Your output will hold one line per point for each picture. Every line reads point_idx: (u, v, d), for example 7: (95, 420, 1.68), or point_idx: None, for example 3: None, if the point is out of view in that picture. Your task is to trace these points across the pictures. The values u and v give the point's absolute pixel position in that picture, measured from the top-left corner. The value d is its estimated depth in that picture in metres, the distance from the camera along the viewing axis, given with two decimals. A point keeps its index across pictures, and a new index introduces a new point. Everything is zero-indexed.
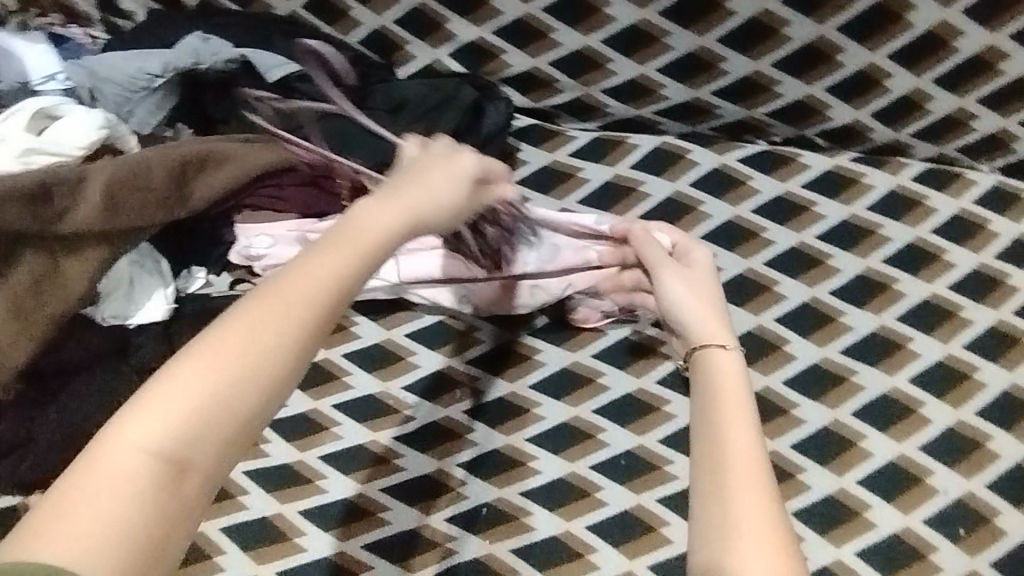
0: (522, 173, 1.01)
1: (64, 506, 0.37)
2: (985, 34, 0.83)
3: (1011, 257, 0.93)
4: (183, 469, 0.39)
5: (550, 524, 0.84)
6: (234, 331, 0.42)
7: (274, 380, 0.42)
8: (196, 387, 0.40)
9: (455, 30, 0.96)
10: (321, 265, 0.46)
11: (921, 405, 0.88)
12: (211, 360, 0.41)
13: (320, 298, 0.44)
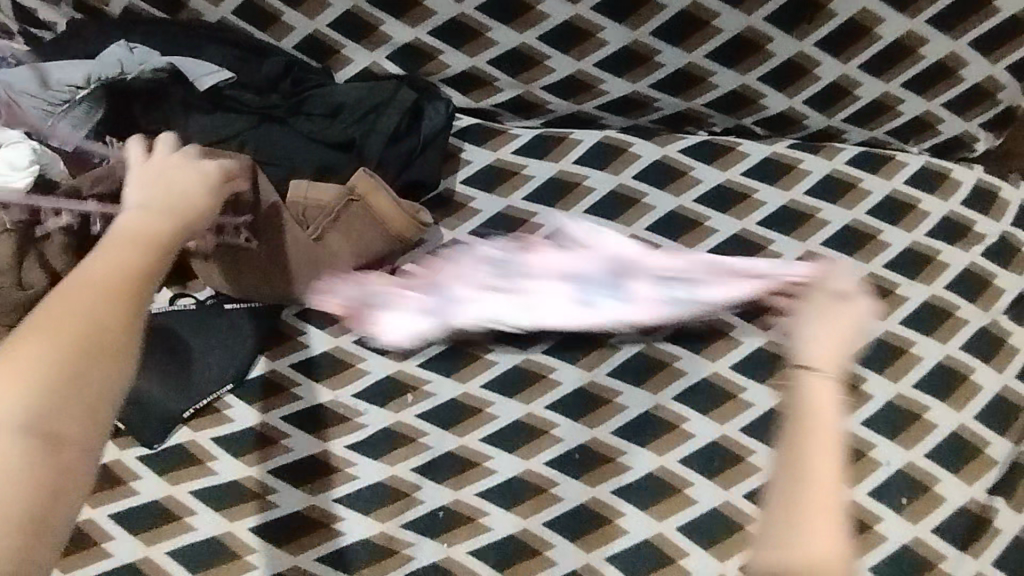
0: (465, 173, 1.01)
1: None
2: (929, 44, 0.87)
3: (940, 234, 0.96)
4: (52, 442, 0.41)
5: (506, 524, 0.85)
6: (45, 320, 0.43)
7: (109, 357, 0.43)
8: (37, 370, 0.41)
9: (391, 31, 0.94)
10: (121, 258, 0.48)
11: (863, 381, 0.90)
12: (36, 348, 0.42)
13: (128, 280, 0.47)
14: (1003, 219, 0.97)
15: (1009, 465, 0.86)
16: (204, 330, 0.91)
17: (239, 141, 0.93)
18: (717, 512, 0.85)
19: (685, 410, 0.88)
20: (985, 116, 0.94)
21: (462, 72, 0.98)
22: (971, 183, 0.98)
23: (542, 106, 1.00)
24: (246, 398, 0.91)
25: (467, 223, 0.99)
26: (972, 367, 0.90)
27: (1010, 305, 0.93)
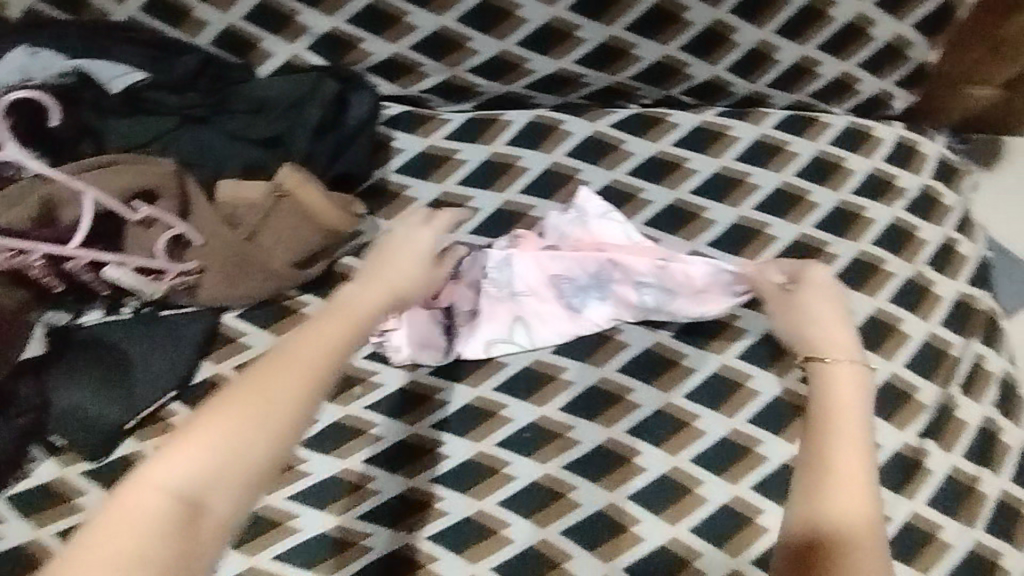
0: (399, 162, 1.01)
1: (96, 546, 0.43)
2: (838, 4, 0.88)
3: (863, 192, 0.99)
4: (197, 510, 0.46)
5: (461, 506, 0.85)
6: (252, 387, 0.51)
7: (281, 434, 0.50)
8: (221, 438, 0.48)
9: (307, 20, 0.93)
10: (319, 339, 0.56)
11: None
12: (223, 415, 0.49)
13: (323, 365, 0.53)
14: (921, 174, 1.01)
15: (937, 409, 0.89)
16: (141, 338, 0.89)
17: (162, 144, 0.92)
18: (666, 479, 0.85)
19: (629, 380, 0.89)
20: (899, 75, 0.97)
21: (386, 59, 0.96)
22: (892, 139, 1.02)
23: (470, 89, 1.00)
24: (194, 405, 0.90)
25: (403, 212, 0.98)
26: (899, 318, 0.92)
27: (932, 255, 0.96)
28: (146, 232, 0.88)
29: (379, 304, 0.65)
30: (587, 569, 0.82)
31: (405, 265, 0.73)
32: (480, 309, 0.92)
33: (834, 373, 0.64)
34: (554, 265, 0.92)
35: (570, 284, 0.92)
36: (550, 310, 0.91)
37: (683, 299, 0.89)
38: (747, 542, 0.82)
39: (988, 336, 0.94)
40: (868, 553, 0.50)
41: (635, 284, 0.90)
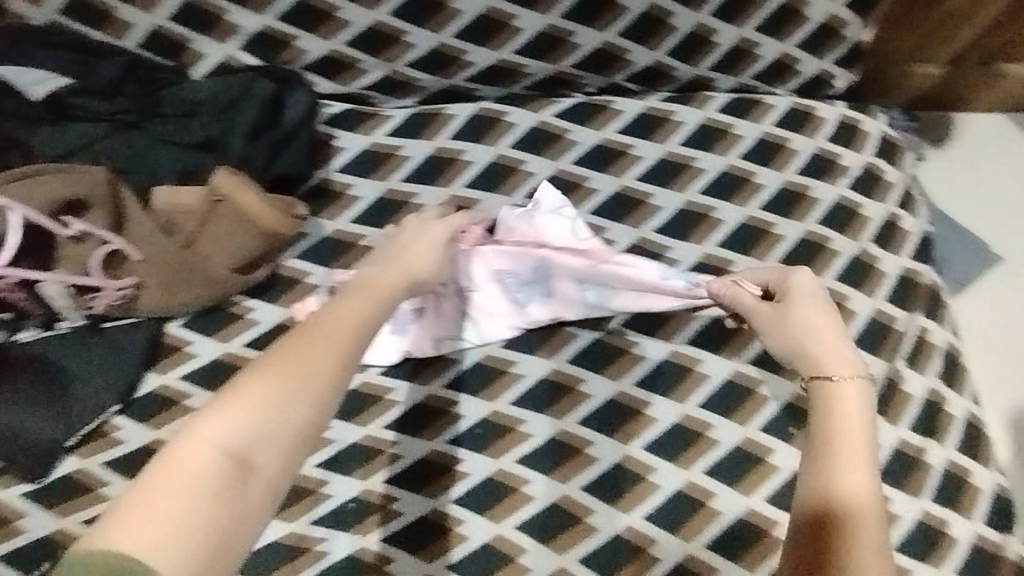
0: (341, 161, 0.99)
1: (147, 511, 0.44)
2: None
3: (808, 171, 0.99)
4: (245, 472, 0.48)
5: (416, 506, 0.82)
6: (291, 354, 0.52)
7: (321, 398, 0.51)
8: (264, 402, 0.50)
9: (237, 19, 0.91)
10: (349, 311, 0.58)
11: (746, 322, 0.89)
12: (263, 381, 0.51)
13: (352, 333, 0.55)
14: (863, 152, 1.01)
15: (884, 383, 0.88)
16: (82, 352, 0.87)
17: (92, 151, 0.90)
18: (619, 467, 0.83)
19: (579, 370, 0.87)
20: (834, 55, 0.99)
21: (322, 56, 0.94)
22: (835, 119, 1.02)
23: (411, 84, 0.99)
24: (137, 418, 0.87)
25: (348, 211, 0.97)
26: (845, 295, 0.93)
27: (875, 232, 0.97)
28: (77, 247, 0.86)
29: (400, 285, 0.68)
30: (543, 563, 0.79)
31: (414, 253, 0.76)
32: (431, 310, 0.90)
33: (835, 368, 0.66)
34: (500, 262, 0.91)
35: (515, 281, 0.91)
36: (494, 307, 0.90)
37: (626, 298, 0.88)
38: (703, 525, 0.81)
39: (930, 309, 0.95)
40: (871, 531, 0.56)
41: (578, 283, 0.89)
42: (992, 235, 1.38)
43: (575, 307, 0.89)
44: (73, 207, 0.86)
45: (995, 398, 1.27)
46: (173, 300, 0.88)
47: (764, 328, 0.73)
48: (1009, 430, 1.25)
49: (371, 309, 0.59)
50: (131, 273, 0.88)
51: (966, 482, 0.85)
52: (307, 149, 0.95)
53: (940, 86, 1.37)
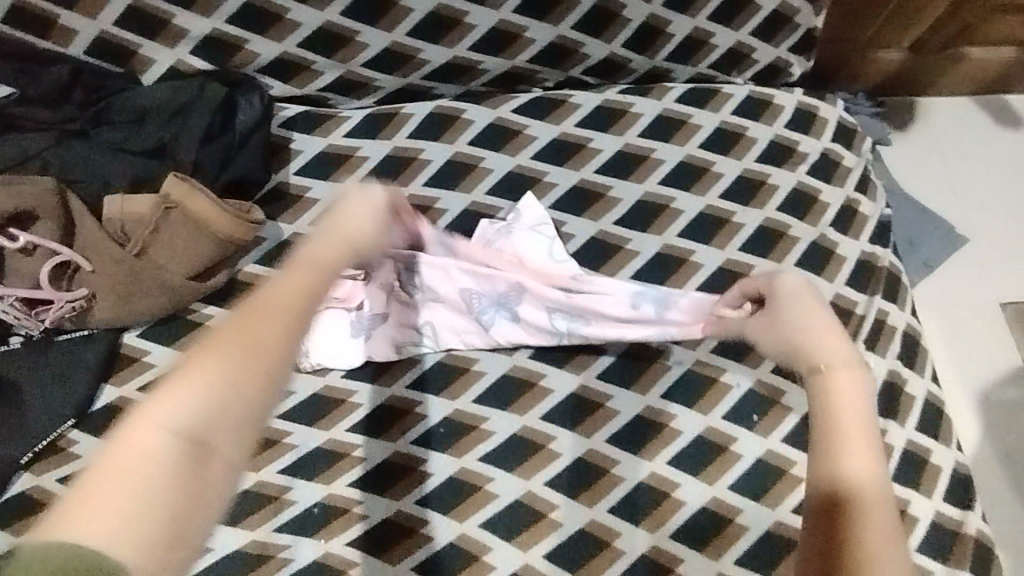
0: (299, 163, 0.98)
1: (92, 499, 0.37)
2: None
3: (766, 159, 1.00)
4: (202, 449, 0.41)
5: (381, 508, 0.82)
6: (245, 317, 0.46)
7: (276, 373, 0.45)
8: (220, 372, 0.43)
9: (185, 23, 0.88)
10: (294, 283, 0.51)
11: None
12: (218, 347, 0.44)
13: (305, 299, 0.50)
14: (820, 138, 1.02)
15: None
16: (35, 366, 0.85)
17: (41, 162, 0.89)
18: (583, 461, 0.83)
19: (541, 365, 0.87)
20: (790, 43, 1.00)
21: (274, 60, 0.93)
22: (792, 106, 1.03)
23: (366, 83, 0.98)
24: (94, 431, 0.85)
25: (306, 214, 0.96)
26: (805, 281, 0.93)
27: (834, 218, 0.98)
28: (26, 260, 0.85)
29: (342, 255, 0.59)
30: (508, 560, 0.79)
31: (352, 219, 0.65)
32: (388, 313, 0.90)
33: (822, 345, 0.57)
34: (471, 280, 0.90)
35: (481, 299, 0.90)
36: (457, 321, 0.89)
37: (597, 324, 0.87)
38: (667, 516, 0.80)
39: (889, 291, 0.96)
40: (883, 517, 0.46)
41: (548, 308, 0.89)
42: (958, 216, 1.38)
43: (545, 332, 0.87)
44: (22, 219, 0.85)
45: (961, 377, 1.28)
46: (127, 312, 0.86)
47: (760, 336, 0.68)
48: (976, 408, 1.25)
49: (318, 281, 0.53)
50: (85, 286, 0.87)
51: (926, 462, 0.85)
52: (260, 154, 0.93)
53: (904, 70, 1.38)
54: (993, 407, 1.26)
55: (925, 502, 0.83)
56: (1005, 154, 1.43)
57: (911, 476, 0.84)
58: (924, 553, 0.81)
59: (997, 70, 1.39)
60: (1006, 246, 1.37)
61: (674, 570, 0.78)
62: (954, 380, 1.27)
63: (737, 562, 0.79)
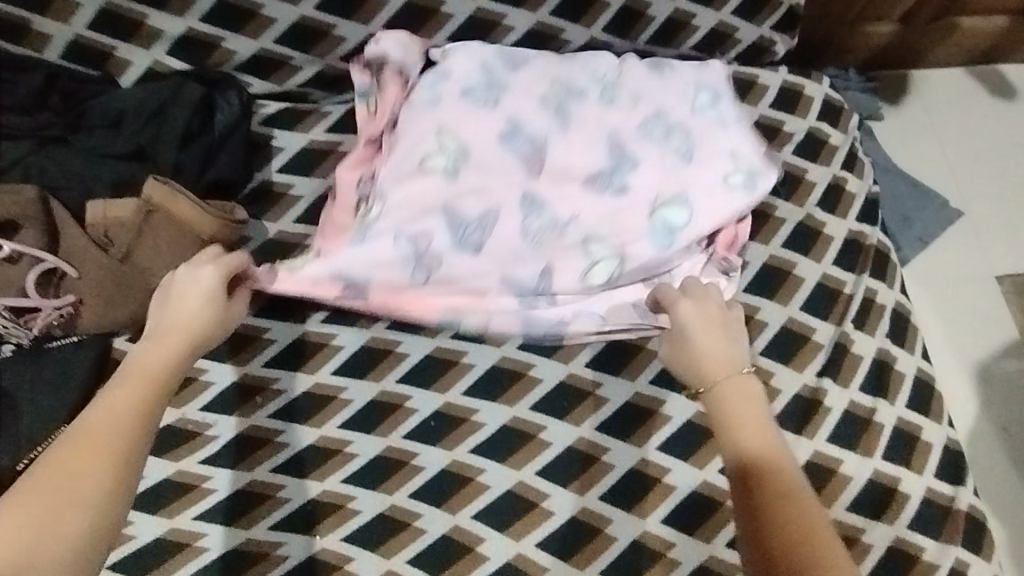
0: (280, 161, 0.97)
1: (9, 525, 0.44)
2: None
3: None
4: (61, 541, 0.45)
5: (374, 503, 0.82)
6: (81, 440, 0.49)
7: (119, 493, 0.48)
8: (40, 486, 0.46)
9: (158, 24, 0.88)
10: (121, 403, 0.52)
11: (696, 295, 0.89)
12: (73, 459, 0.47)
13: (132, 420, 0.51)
14: (809, 116, 1.01)
15: (833, 348, 0.88)
16: (25, 373, 0.84)
17: (21, 170, 0.87)
18: (574, 449, 0.83)
19: (530, 356, 0.87)
20: (773, 20, 0.98)
21: (253, 57, 0.93)
22: (777, 85, 1.01)
23: (348, 78, 0.98)
24: None
25: (290, 212, 0.95)
26: (794, 263, 0.92)
27: (820, 197, 0.96)
28: (11, 268, 0.84)
29: (181, 355, 0.58)
30: (501, 551, 0.80)
31: (184, 315, 0.61)
32: (415, 113, 0.91)
33: (696, 338, 0.67)
34: (536, 77, 0.93)
35: (517, 54, 0.94)
36: (416, 196, 0.87)
37: (697, 131, 0.92)
38: (658, 502, 0.81)
39: (878, 269, 0.95)
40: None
41: (694, 83, 0.95)
42: (953, 189, 1.37)
43: (619, 115, 0.92)
44: (5, 228, 0.84)
45: (958, 352, 1.27)
46: (115, 320, 0.87)
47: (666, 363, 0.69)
48: (974, 383, 1.25)
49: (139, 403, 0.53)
50: (71, 293, 0.86)
51: (916, 439, 0.85)
52: (240, 152, 0.93)
53: (893, 44, 1.36)
54: (989, 381, 1.25)
55: (916, 479, 0.83)
56: (999, 125, 1.42)
57: (901, 454, 0.84)
58: (917, 530, 0.81)
59: (989, 40, 1.38)
60: (1001, 218, 1.35)
61: (666, 554, 0.79)
62: (951, 355, 1.27)
63: (728, 544, 0.80)
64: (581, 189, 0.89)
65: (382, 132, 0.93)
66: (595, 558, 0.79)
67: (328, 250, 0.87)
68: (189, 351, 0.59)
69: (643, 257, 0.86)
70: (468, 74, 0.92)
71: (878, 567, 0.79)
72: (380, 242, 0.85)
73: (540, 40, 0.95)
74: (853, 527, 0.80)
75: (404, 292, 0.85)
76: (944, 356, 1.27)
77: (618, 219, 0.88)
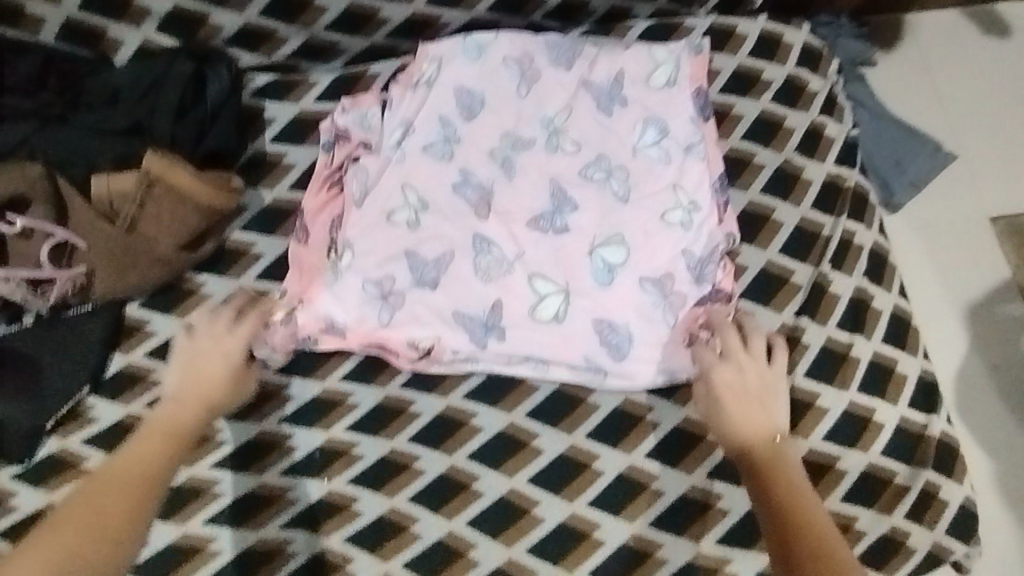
0: (272, 131, 1.01)
1: (43, 546, 0.56)
2: None
3: (730, 88, 1.00)
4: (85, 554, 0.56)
5: (376, 448, 0.87)
6: (107, 483, 0.61)
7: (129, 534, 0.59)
8: (74, 513, 0.58)
9: (147, 2, 0.91)
10: (138, 456, 0.64)
11: (667, 288, 0.89)
12: (97, 498, 0.60)
13: (146, 470, 0.63)
14: (788, 62, 1.02)
15: (809, 288, 0.91)
16: (45, 340, 0.90)
17: (26, 148, 0.92)
18: (560, 391, 0.88)
19: None
20: None
21: (239, 30, 0.96)
22: (756, 34, 1.02)
23: (333, 47, 1.00)
24: (108, 397, 0.92)
25: (284, 179, 0.99)
26: (772, 208, 0.95)
27: (799, 142, 0.98)
28: (26, 243, 0.89)
29: (195, 417, 0.69)
30: (495, 487, 0.85)
31: (205, 377, 0.72)
32: (380, 169, 0.93)
33: (732, 407, 0.70)
34: (490, 124, 0.95)
35: (475, 94, 0.96)
36: (378, 248, 0.90)
37: (636, 171, 0.93)
38: (641, 437, 0.86)
39: (856, 211, 0.97)
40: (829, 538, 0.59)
41: (642, 120, 0.96)
42: (945, 133, 1.37)
43: (563, 160, 0.94)
44: (16, 205, 0.89)
45: (950, 294, 1.29)
46: (125, 290, 0.91)
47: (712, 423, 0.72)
48: (964, 322, 1.27)
49: (157, 451, 0.65)
50: (82, 265, 0.91)
51: (891, 372, 0.89)
52: (234, 123, 0.97)
53: None
54: (980, 320, 1.28)
55: (890, 408, 0.87)
56: (992, 66, 1.40)
57: (876, 386, 0.88)
58: (889, 455, 0.85)
59: None
60: (994, 159, 1.35)
61: (650, 485, 0.85)
62: (943, 297, 1.29)
63: (708, 474, 0.85)
64: (525, 231, 0.91)
65: (335, 177, 0.97)
66: (583, 491, 0.85)
67: (310, 296, 0.89)
68: (205, 413, 0.70)
69: (589, 300, 0.88)
70: (427, 130, 0.94)
71: (852, 490, 0.83)
72: (348, 288, 0.88)
73: (492, 82, 0.96)
74: (828, 454, 0.84)
75: (374, 335, 0.88)
76: (935, 297, 1.29)
77: (562, 261, 0.90)
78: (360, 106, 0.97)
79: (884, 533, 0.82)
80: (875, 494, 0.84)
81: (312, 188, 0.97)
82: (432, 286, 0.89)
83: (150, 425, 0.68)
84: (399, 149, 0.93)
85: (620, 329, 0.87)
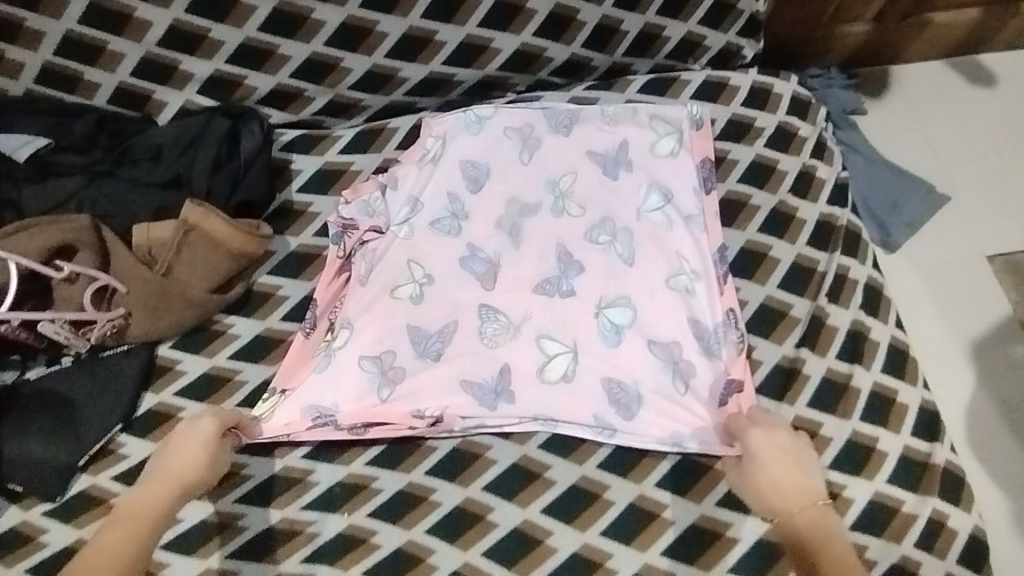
0: (299, 181, 1.08)
1: None
2: None
3: (726, 136, 1.07)
4: None
5: (394, 481, 0.90)
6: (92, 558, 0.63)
7: None
8: None
9: (190, 68, 1.00)
10: (119, 534, 0.67)
11: (671, 338, 0.94)
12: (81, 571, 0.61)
13: (127, 544, 0.66)
14: (778, 111, 1.09)
15: (808, 322, 0.95)
16: (82, 381, 0.95)
17: (76, 202, 1.00)
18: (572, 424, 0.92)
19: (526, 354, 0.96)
20: (739, 26, 1.06)
21: (271, 91, 1.04)
22: (748, 85, 1.09)
23: (356, 105, 1.08)
24: (139, 434, 0.96)
25: (308, 226, 1.06)
26: (769, 246, 1.00)
27: (792, 184, 1.04)
28: (69, 287, 0.95)
29: (170, 496, 0.74)
30: (510, 518, 0.88)
31: (178, 460, 0.78)
32: (386, 246, 1.01)
33: (769, 464, 0.75)
34: (496, 193, 1.02)
35: (480, 166, 1.04)
36: (382, 326, 0.96)
37: (639, 233, 0.99)
38: (650, 468, 0.89)
39: (849, 247, 1.02)
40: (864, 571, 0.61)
41: (647, 185, 1.02)
42: (937, 174, 1.43)
43: (569, 224, 1.00)
44: (63, 251, 0.95)
45: (954, 331, 1.31)
46: (158, 330, 0.97)
47: (738, 488, 0.79)
48: (969, 358, 1.30)
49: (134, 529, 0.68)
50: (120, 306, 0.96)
51: (892, 401, 0.92)
52: (264, 176, 1.04)
53: (871, 41, 1.43)
54: (984, 355, 1.30)
55: (892, 436, 0.90)
56: (977, 111, 1.47)
57: (877, 416, 0.90)
58: (894, 483, 0.87)
59: (961, 33, 1.44)
60: (987, 196, 1.41)
61: (661, 515, 0.87)
62: (947, 334, 1.31)
63: (717, 503, 0.88)
64: (532, 296, 0.96)
65: (339, 260, 1.02)
66: (595, 521, 0.87)
67: (293, 387, 0.94)
68: (180, 491, 0.75)
69: (596, 360, 0.93)
70: (435, 207, 1.02)
71: (859, 518, 0.85)
72: (342, 372, 0.94)
73: (493, 153, 1.04)
74: (834, 483, 0.87)
75: (373, 412, 0.92)
76: (940, 338, 1.31)
77: (568, 324, 0.94)
78: (361, 195, 1.02)
79: (896, 562, 0.84)
80: (882, 522, 0.85)
81: (325, 266, 1.02)
82: (438, 356, 0.94)
83: (120, 512, 0.71)
84: (409, 222, 1.01)
85: (633, 389, 0.91)
